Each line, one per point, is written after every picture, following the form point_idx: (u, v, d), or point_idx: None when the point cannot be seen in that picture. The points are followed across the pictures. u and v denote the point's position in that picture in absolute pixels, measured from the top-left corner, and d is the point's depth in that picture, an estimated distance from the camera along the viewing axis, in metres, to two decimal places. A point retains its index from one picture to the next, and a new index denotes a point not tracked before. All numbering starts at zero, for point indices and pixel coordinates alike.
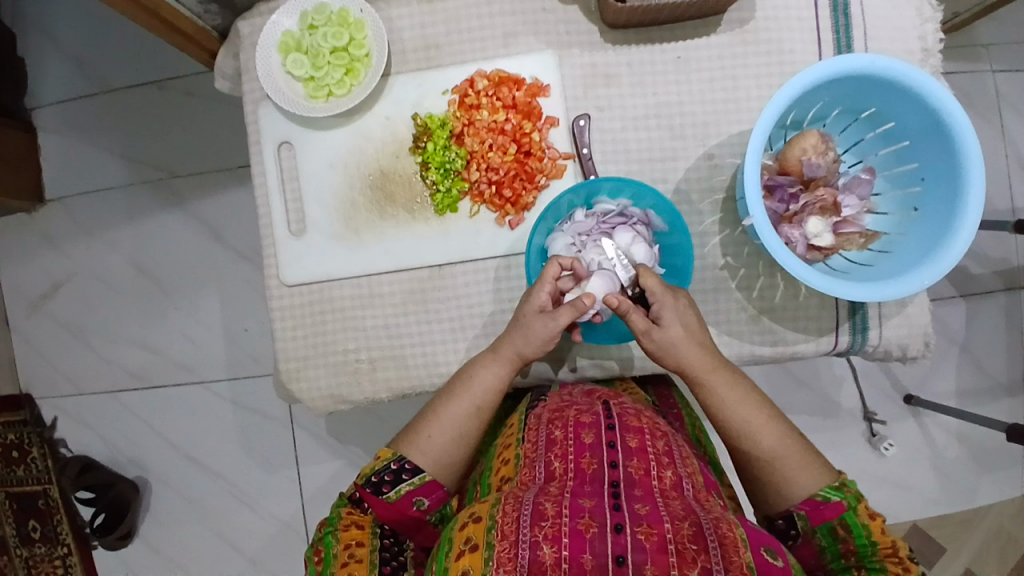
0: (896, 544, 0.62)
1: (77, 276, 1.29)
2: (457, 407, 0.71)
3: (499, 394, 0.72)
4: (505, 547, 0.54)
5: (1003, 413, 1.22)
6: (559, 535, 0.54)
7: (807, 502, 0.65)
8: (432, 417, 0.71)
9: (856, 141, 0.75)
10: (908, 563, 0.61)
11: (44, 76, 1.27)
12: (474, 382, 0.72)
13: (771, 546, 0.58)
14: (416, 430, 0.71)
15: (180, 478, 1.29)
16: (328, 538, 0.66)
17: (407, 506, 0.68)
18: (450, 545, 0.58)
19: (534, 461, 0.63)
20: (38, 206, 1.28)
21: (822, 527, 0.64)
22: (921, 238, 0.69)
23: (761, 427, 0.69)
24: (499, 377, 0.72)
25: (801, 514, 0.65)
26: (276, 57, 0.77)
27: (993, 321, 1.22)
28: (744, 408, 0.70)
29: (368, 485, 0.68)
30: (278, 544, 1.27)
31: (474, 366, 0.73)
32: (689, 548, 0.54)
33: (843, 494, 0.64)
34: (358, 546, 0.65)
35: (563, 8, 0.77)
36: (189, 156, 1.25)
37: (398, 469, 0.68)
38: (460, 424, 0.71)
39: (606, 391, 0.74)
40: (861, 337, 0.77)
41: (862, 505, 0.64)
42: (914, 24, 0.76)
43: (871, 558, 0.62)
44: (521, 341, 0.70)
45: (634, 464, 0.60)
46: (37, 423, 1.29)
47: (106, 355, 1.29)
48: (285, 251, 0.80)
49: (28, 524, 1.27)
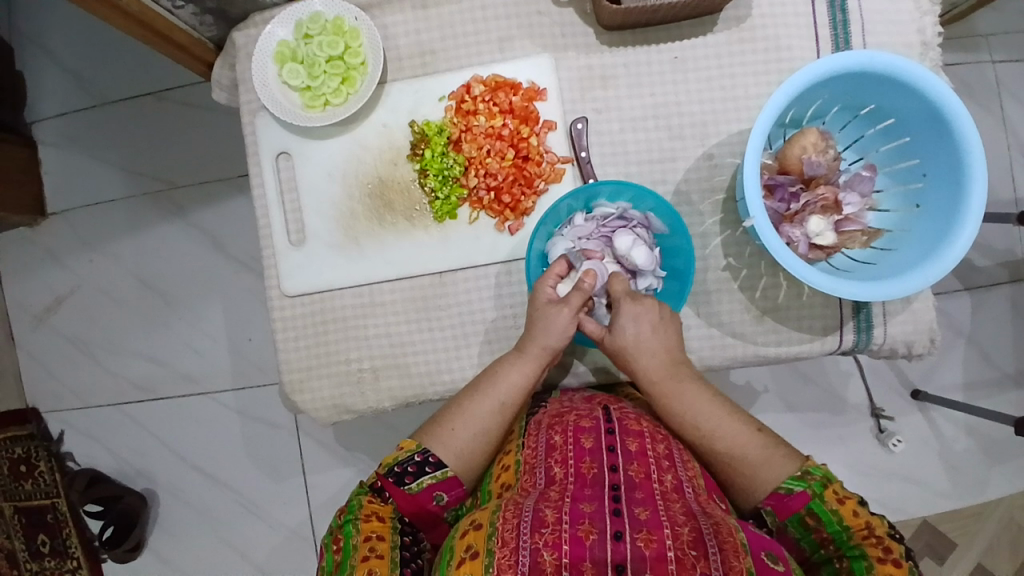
0: (871, 523, 0.59)
1: (81, 290, 1.29)
2: (482, 404, 0.70)
3: (523, 393, 0.71)
4: (505, 554, 0.53)
5: (1012, 405, 1.21)
6: (559, 541, 0.53)
7: (772, 497, 0.63)
8: (457, 411, 0.70)
9: (856, 138, 0.74)
10: (887, 541, 0.58)
11: (43, 91, 1.27)
12: (499, 378, 0.71)
13: (772, 551, 0.56)
14: (441, 423, 0.70)
15: (188, 489, 1.29)
16: (349, 528, 0.63)
17: (428, 500, 0.67)
18: (452, 552, 0.57)
19: (535, 467, 0.64)
20: (40, 220, 1.28)
21: (791, 520, 0.62)
22: (926, 234, 0.68)
23: (718, 428, 0.67)
24: (525, 375, 0.71)
25: (769, 510, 0.63)
26: (272, 67, 0.77)
27: (999, 312, 1.21)
28: (699, 413, 0.68)
29: (391, 474, 0.67)
30: (287, 551, 1.27)
31: (502, 363, 0.72)
32: (690, 555, 0.52)
33: (807, 483, 0.61)
34: (379, 540, 0.62)
35: (558, 11, 0.77)
36: (189, 166, 1.25)
37: (422, 461, 0.67)
38: (483, 420, 0.69)
39: (606, 396, 0.74)
40: (867, 335, 0.77)
41: (828, 491, 0.61)
42: (912, 17, 0.75)
43: (849, 544, 0.59)
44: (543, 332, 0.70)
45: (635, 467, 0.61)
46: (44, 437, 1.30)
47: (112, 367, 1.29)
48: (287, 261, 0.79)
49: (36, 538, 1.28)
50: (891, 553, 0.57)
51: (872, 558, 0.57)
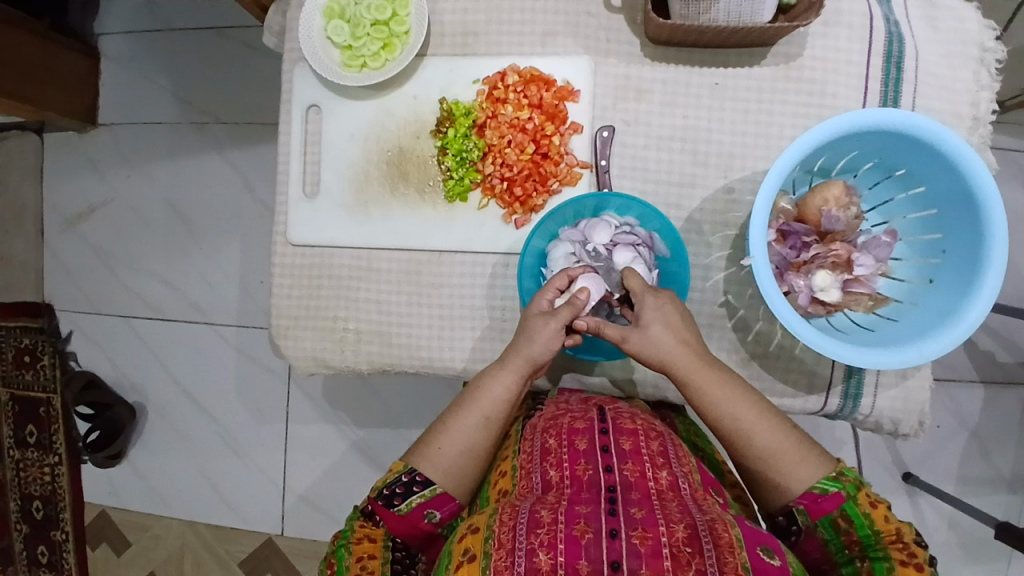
0: (900, 530, 0.61)
1: (114, 202, 1.34)
2: (468, 420, 0.69)
3: (510, 403, 0.70)
4: (502, 556, 0.52)
5: (1002, 507, 1.16)
6: (555, 541, 0.52)
7: (806, 497, 0.64)
8: (442, 429, 0.69)
9: (884, 200, 0.72)
10: (914, 548, 0.60)
11: (114, 4, 1.31)
12: (483, 393, 0.69)
13: (768, 545, 0.56)
14: (427, 442, 0.69)
15: (175, 410, 1.33)
16: (341, 550, 0.66)
17: (419, 519, 0.67)
18: (449, 557, 0.57)
19: (531, 471, 0.63)
20: (88, 128, 1.33)
21: (822, 520, 0.63)
22: (932, 311, 0.66)
23: (756, 422, 0.66)
24: (508, 388, 0.69)
25: (801, 509, 0.64)
26: (319, 21, 0.78)
27: (1010, 410, 1.16)
28: (733, 405, 0.66)
29: (380, 497, 0.66)
30: (255, 492, 1.30)
31: (484, 377, 0.71)
32: (684, 552, 0.52)
33: (841, 484, 0.63)
34: (370, 558, 0.65)
35: (608, 15, 0.77)
36: (234, 102, 1.28)
37: (409, 481, 0.66)
38: (469, 437, 0.68)
39: (603, 398, 0.73)
40: (852, 403, 0.75)
41: (861, 494, 0.63)
42: (969, 90, 0.73)
43: (875, 547, 0.61)
44: (528, 343, 0.68)
45: (629, 466, 0.60)
46: (51, 333, 1.35)
47: (127, 280, 1.34)
48: (295, 213, 0.81)
49: (25, 428, 1.32)
50: (916, 558, 0.59)
51: (895, 560, 0.59)
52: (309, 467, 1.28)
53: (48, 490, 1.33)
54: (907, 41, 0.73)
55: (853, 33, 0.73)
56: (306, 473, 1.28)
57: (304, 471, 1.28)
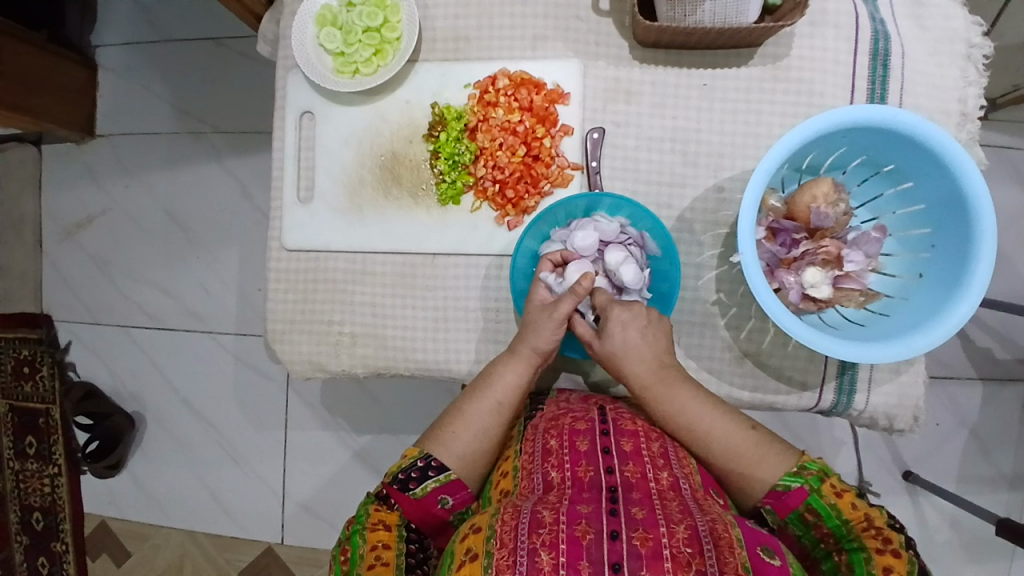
0: (870, 515, 0.61)
1: (112, 212, 1.35)
2: (481, 405, 0.70)
3: (522, 392, 0.71)
4: (503, 555, 0.52)
5: (1003, 505, 1.15)
6: (556, 541, 0.52)
7: (771, 495, 0.64)
8: (456, 414, 0.70)
9: (873, 196, 0.72)
10: (887, 532, 0.60)
11: (111, 16, 1.32)
12: (495, 379, 0.71)
13: (768, 545, 0.57)
14: (442, 428, 0.70)
15: (174, 419, 1.33)
16: (356, 537, 0.64)
17: (433, 504, 0.67)
18: (453, 556, 0.57)
19: (532, 472, 0.63)
20: (87, 139, 1.34)
21: (791, 517, 0.64)
22: (921, 307, 0.66)
23: (713, 427, 0.67)
24: (520, 376, 0.71)
25: (769, 508, 0.65)
26: (312, 29, 0.79)
27: (1007, 407, 1.16)
28: (691, 412, 0.68)
29: (396, 481, 0.66)
30: (255, 500, 1.30)
31: (495, 365, 0.72)
32: (684, 552, 0.52)
33: (804, 479, 0.64)
34: (385, 547, 0.63)
35: (597, 19, 0.78)
36: (231, 112, 1.29)
37: (424, 466, 0.67)
38: (484, 421, 0.69)
39: (602, 398, 0.74)
40: (846, 399, 0.75)
41: (825, 486, 0.63)
42: (956, 86, 0.74)
43: (848, 537, 0.61)
44: (534, 334, 0.70)
45: (630, 468, 0.60)
46: (50, 344, 1.35)
47: (126, 289, 1.34)
48: (290, 217, 0.82)
49: (24, 439, 1.32)
50: (891, 543, 0.59)
51: (871, 549, 0.59)
52: (309, 474, 1.28)
53: (48, 501, 1.33)
54: (893, 39, 0.74)
55: (838, 32, 0.74)
56: (306, 480, 1.28)
57: (304, 479, 1.28)
